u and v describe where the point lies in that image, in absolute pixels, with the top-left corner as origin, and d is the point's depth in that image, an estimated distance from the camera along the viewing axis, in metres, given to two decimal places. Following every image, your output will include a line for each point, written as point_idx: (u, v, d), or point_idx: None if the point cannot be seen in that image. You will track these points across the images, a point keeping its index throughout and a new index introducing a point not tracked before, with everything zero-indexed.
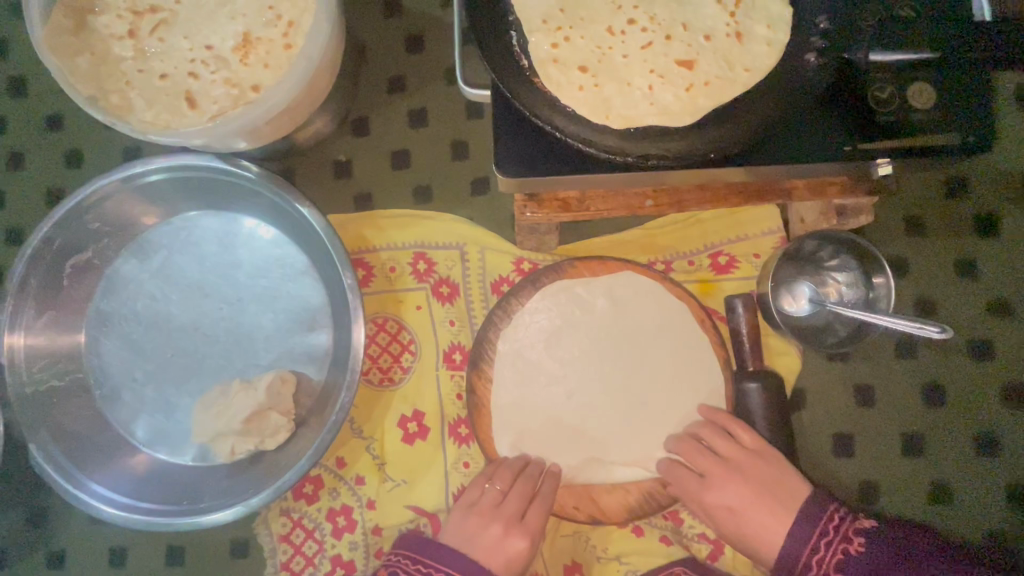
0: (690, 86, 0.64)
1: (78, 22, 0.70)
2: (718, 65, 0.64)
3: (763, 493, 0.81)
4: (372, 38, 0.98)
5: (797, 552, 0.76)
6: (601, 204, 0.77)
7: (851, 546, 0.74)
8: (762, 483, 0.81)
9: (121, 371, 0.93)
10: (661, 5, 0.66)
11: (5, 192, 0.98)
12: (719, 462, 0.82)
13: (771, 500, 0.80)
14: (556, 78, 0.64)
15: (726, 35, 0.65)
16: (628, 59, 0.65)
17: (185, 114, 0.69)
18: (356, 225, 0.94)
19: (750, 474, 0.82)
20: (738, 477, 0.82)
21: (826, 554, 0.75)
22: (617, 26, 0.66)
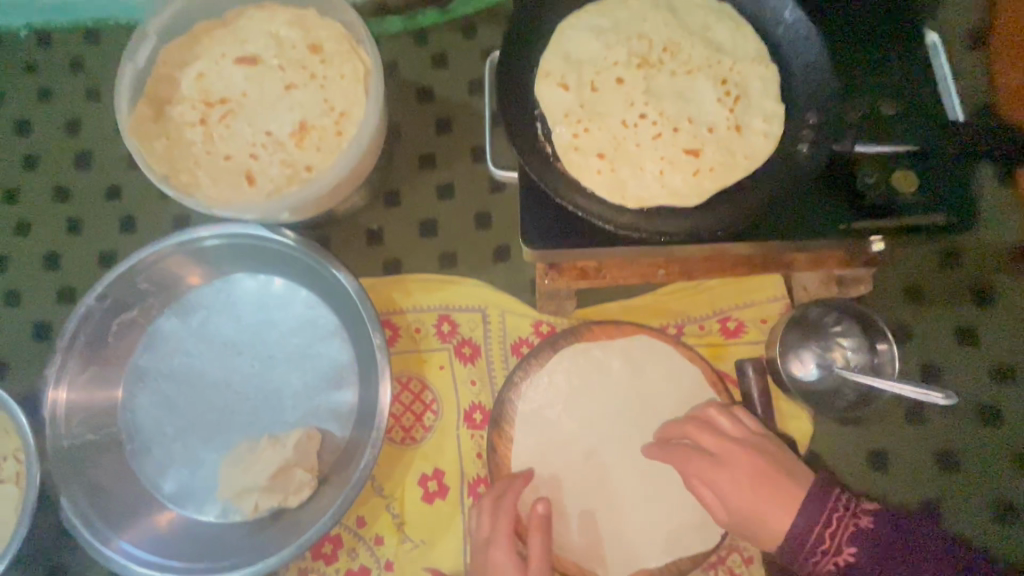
0: (696, 171, 0.71)
1: (157, 111, 0.80)
2: (721, 154, 0.72)
3: (771, 478, 0.76)
4: (406, 120, 1.09)
5: (812, 521, 0.72)
6: (617, 272, 0.84)
7: (857, 522, 0.71)
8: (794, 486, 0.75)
9: (153, 425, 0.97)
10: (669, 102, 0.75)
11: (62, 254, 1.06)
12: (716, 460, 0.78)
13: (789, 489, 0.75)
14: (577, 164, 0.72)
15: (728, 128, 0.73)
16: (640, 148, 0.73)
17: (245, 190, 0.78)
18: (385, 288, 1.01)
19: (761, 475, 0.76)
20: (754, 456, 0.78)
21: (836, 533, 0.71)
22: (630, 119, 0.74)
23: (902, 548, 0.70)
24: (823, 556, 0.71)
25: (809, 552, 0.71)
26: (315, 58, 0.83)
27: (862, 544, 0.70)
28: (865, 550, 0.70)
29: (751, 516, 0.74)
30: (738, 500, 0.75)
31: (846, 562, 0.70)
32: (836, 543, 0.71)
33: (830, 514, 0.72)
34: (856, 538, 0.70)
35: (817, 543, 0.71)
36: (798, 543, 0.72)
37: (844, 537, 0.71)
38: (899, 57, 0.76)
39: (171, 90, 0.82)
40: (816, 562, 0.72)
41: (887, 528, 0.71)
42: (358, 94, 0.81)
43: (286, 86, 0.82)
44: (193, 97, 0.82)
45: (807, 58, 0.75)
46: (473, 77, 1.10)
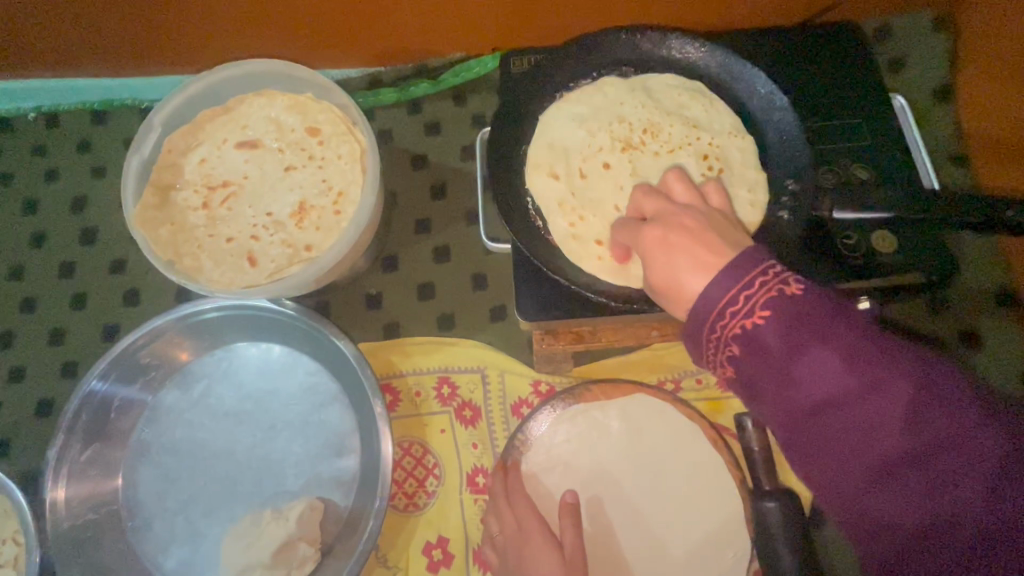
0: None
1: (161, 198, 0.84)
2: None
3: (703, 250, 0.57)
4: (402, 187, 1.12)
5: (726, 284, 0.52)
6: (612, 335, 0.86)
7: (789, 286, 0.51)
8: (720, 246, 0.57)
9: (154, 501, 0.96)
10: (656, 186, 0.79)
11: (65, 330, 1.08)
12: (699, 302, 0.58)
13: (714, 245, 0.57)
14: (577, 252, 0.76)
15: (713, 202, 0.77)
16: None
17: (247, 271, 0.80)
18: (385, 352, 1.02)
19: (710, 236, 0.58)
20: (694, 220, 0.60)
21: (755, 292, 0.51)
22: (621, 203, 0.79)
23: (822, 304, 0.50)
24: (786, 390, 0.49)
25: (784, 380, 0.49)
26: (314, 141, 0.87)
27: (828, 358, 0.48)
28: (779, 316, 0.50)
29: (710, 322, 0.53)
30: (712, 299, 0.53)
31: (852, 458, 0.47)
32: (751, 303, 0.51)
33: (752, 278, 0.52)
34: (772, 301, 0.51)
35: (788, 344, 0.49)
36: (756, 364, 0.51)
37: (760, 297, 0.51)
38: (871, 125, 0.81)
39: (176, 176, 0.85)
40: (799, 397, 0.49)
41: (811, 295, 0.51)
42: (354, 174, 0.85)
43: (287, 169, 0.86)
44: (196, 182, 0.85)
45: (782, 128, 0.79)
46: (465, 142, 1.14)
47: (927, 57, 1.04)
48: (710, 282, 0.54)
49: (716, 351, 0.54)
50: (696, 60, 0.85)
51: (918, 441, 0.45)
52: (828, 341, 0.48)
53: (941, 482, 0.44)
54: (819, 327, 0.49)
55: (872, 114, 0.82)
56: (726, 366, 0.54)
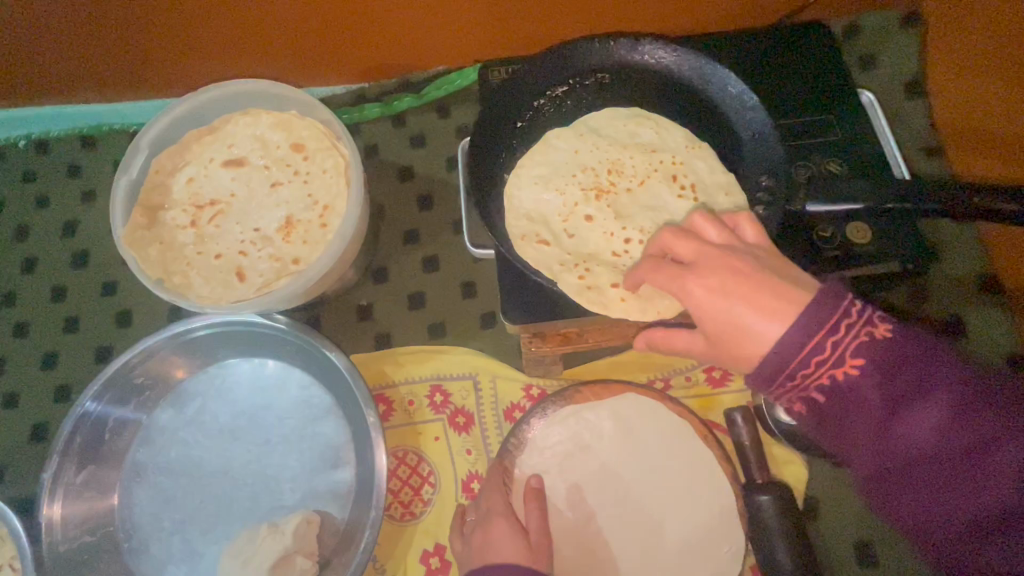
0: None
1: (150, 217, 0.85)
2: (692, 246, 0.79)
3: (764, 295, 0.58)
4: (389, 199, 1.14)
5: (807, 333, 0.54)
6: (598, 335, 0.87)
7: (877, 331, 0.54)
8: (777, 295, 0.58)
9: (151, 521, 0.96)
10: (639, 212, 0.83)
11: (59, 353, 1.09)
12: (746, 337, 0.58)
13: (774, 294, 0.58)
14: (598, 301, 0.76)
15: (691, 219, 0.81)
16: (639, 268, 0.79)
17: (236, 287, 0.82)
18: (377, 362, 1.03)
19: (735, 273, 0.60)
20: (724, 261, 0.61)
21: (842, 339, 0.54)
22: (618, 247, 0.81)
23: (924, 354, 0.53)
24: (876, 434, 0.54)
25: (877, 426, 0.53)
26: (299, 157, 0.89)
27: (931, 410, 0.51)
28: (875, 364, 0.53)
29: (792, 365, 0.55)
30: (786, 345, 0.55)
31: (934, 496, 0.52)
32: (840, 350, 0.54)
33: (832, 328, 0.54)
34: (863, 348, 0.53)
35: (882, 391, 0.53)
36: (843, 406, 0.55)
37: (850, 345, 0.54)
38: (840, 120, 0.83)
39: (164, 197, 0.87)
40: (888, 441, 0.53)
41: (908, 342, 0.54)
42: (339, 187, 0.86)
43: (273, 185, 0.87)
44: (184, 202, 0.87)
45: (755, 127, 0.81)
46: (449, 154, 1.16)
47: (897, 52, 1.06)
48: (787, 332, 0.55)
49: (790, 386, 0.56)
50: (669, 64, 0.87)
51: (1006, 492, 0.49)
52: (927, 396, 0.52)
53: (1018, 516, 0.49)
54: (916, 385, 0.52)
55: (839, 110, 0.84)
56: (801, 401, 0.57)
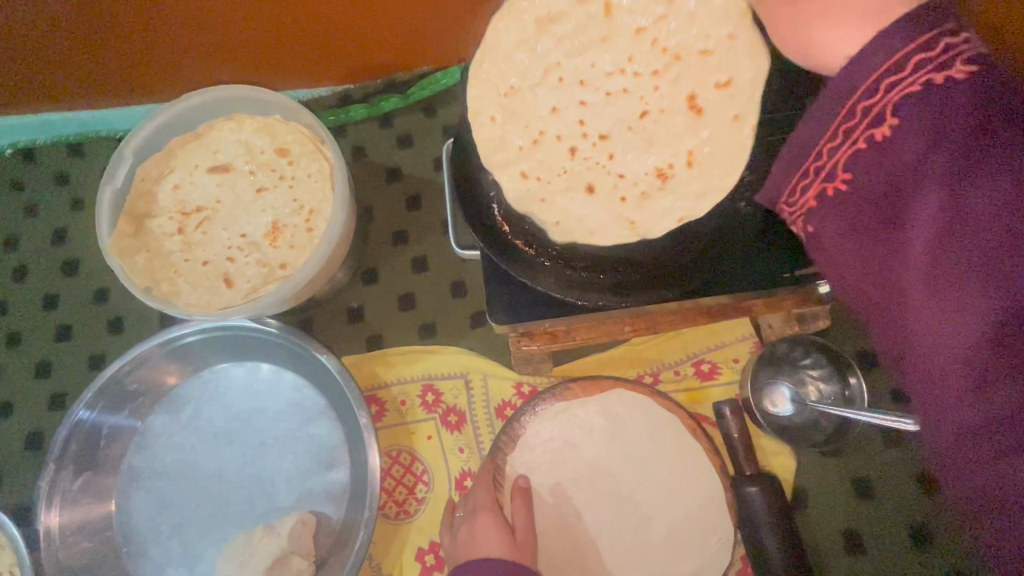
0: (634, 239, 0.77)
1: (136, 226, 0.85)
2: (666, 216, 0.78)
3: (871, 17, 0.50)
4: (377, 199, 1.14)
5: (872, 71, 0.44)
6: (585, 333, 0.88)
7: (953, 79, 0.42)
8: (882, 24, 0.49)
9: (150, 526, 0.97)
10: None
11: (52, 361, 1.09)
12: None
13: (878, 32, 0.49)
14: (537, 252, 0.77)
15: None
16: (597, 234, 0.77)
17: (223, 293, 0.82)
18: (369, 363, 1.04)
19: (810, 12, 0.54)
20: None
21: (904, 82, 0.43)
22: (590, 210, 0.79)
23: (1008, 119, 0.40)
24: (894, 210, 0.44)
25: (888, 218, 0.45)
26: (283, 161, 0.89)
27: (975, 187, 0.40)
28: (922, 122, 0.42)
29: (844, 122, 0.46)
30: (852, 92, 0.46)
31: (932, 302, 0.42)
32: (888, 100, 0.44)
33: (897, 74, 0.43)
34: (924, 99, 0.42)
35: (927, 149, 0.42)
36: (872, 168, 0.45)
37: (910, 91, 0.43)
38: None
39: (150, 204, 0.87)
40: (906, 222, 0.43)
41: (988, 107, 0.41)
42: (325, 191, 0.87)
43: (258, 190, 0.88)
44: (171, 209, 0.87)
45: None
46: (436, 153, 1.16)
47: None
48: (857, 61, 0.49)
49: (824, 161, 0.49)
50: None
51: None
52: (977, 169, 0.40)
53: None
54: (969, 152, 0.40)
55: None
56: (832, 160, 0.48)
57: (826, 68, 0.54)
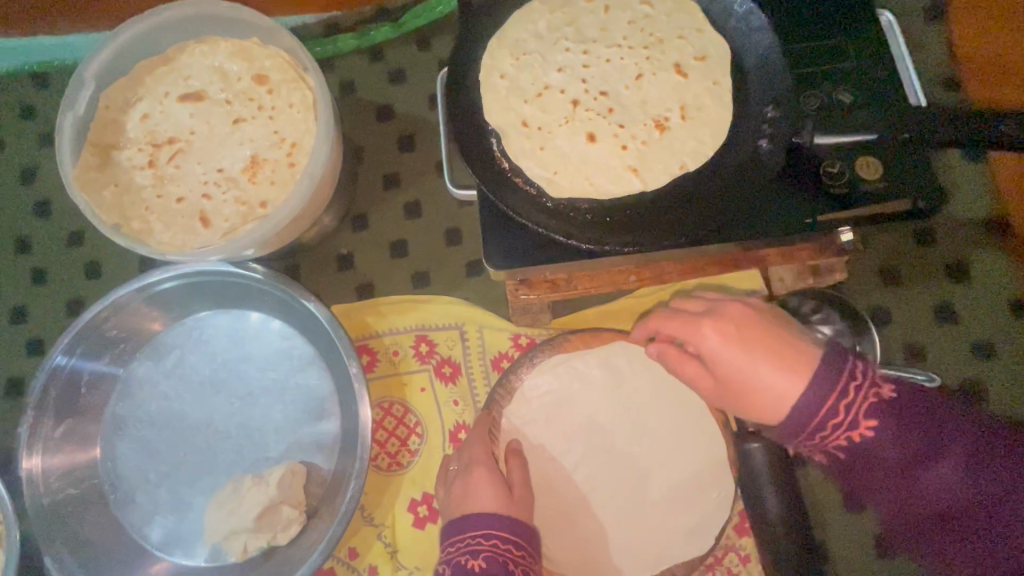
0: (635, 170, 0.71)
1: (103, 158, 0.78)
2: (670, 148, 0.72)
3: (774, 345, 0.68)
4: (367, 140, 1.07)
5: (820, 401, 0.63)
6: (587, 282, 0.83)
7: (882, 393, 0.64)
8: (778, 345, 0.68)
9: (135, 474, 0.94)
10: (632, 118, 0.74)
11: (28, 306, 1.04)
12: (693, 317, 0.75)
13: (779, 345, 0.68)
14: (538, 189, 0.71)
15: (678, 119, 0.73)
16: (596, 166, 0.71)
17: (200, 232, 0.76)
18: (359, 313, 0.99)
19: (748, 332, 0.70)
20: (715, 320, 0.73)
21: (855, 402, 0.63)
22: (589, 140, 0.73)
23: (924, 408, 0.63)
24: (900, 486, 0.64)
25: (896, 476, 0.64)
26: (262, 89, 0.81)
27: (939, 460, 0.62)
28: (886, 424, 0.63)
29: (818, 423, 0.64)
30: (810, 407, 0.64)
31: (957, 531, 0.62)
32: (853, 414, 0.63)
33: (842, 387, 0.63)
34: (874, 410, 0.63)
35: (900, 436, 0.63)
36: (869, 456, 0.64)
37: (863, 409, 0.63)
38: (855, 39, 0.75)
39: (117, 135, 0.80)
40: (913, 482, 0.63)
41: (908, 403, 0.64)
42: (307, 123, 0.79)
43: (235, 121, 0.80)
44: (140, 139, 0.80)
45: (761, 50, 0.73)
46: (431, 90, 1.08)
47: None
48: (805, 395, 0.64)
49: (817, 443, 0.66)
50: None
51: (996, 518, 0.60)
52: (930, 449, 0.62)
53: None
54: (920, 436, 0.62)
55: (856, 27, 0.75)
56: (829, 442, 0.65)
57: (761, 391, 0.68)
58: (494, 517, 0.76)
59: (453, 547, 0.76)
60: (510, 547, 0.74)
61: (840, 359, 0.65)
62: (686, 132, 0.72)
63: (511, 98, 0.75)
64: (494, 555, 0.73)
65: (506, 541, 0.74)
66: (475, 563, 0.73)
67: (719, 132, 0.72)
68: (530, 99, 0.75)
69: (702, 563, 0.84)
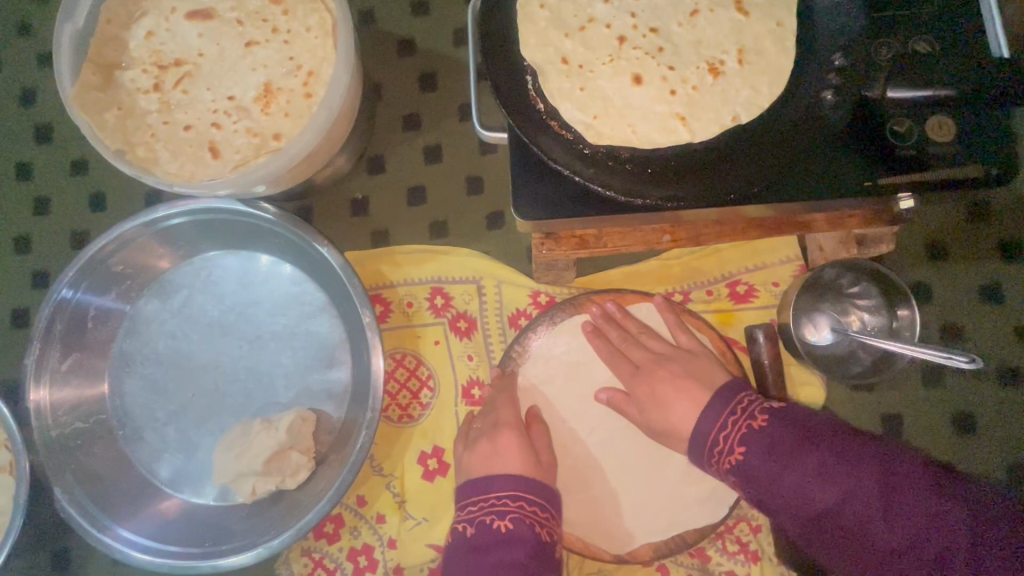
0: (682, 118, 0.65)
1: (105, 78, 0.73)
2: (721, 95, 0.65)
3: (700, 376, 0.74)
4: (386, 76, 0.99)
5: (707, 430, 0.70)
6: (618, 240, 0.78)
7: (755, 423, 0.68)
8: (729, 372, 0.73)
9: (143, 411, 0.93)
10: (684, 60, 0.67)
11: (31, 237, 1.00)
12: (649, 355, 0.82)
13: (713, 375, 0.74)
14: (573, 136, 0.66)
15: (733, 63, 0.66)
16: (635, 112, 0.65)
17: (208, 164, 0.71)
18: (374, 261, 0.95)
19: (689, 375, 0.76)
20: (669, 367, 0.78)
21: (731, 432, 0.68)
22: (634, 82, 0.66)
23: (793, 429, 0.66)
24: (785, 508, 0.63)
25: (779, 502, 0.64)
26: (276, 10, 0.74)
27: (806, 477, 0.62)
28: (755, 450, 0.65)
29: (709, 451, 0.70)
30: (705, 431, 0.70)
31: (848, 543, 0.60)
32: (732, 443, 0.68)
33: (727, 418, 0.69)
34: (747, 438, 0.67)
35: (768, 458, 0.65)
36: (750, 484, 0.66)
37: (736, 437, 0.68)
38: None
39: (121, 53, 0.74)
40: (792, 505, 0.63)
41: (779, 426, 0.66)
42: (326, 50, 0.73)
43: (247, 44, 0.74)
44: (144, 59, 0.74)
45: None
46: (457, 24, 1.00)
47: None
48: (699, 420, 0.71)
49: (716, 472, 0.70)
50: None
51: (873, 525, 0.59)
52: (797, 463, 0.63)
53: (925, 534, 0.56)
54: (785, 453, 0.64)
55: None
56: (720, 469, 0.69)
57: (679, 430, 0.74)
58: (521, 480, 0.75)
59: (476, 506, 0.76)
60: (535, 509, 0.74)
61: (725, 394, 0.72)
62: (742, 78, 0.65)
63: (550, 31, 0.68)
64: (520, 517, 0.73)
65: (531, 503, 0.75)
66: (503, 524, 0.73)
67: (784, 82, 0.65)
68: (572, 34, 0.68)
69: (714, 531, 0.83)
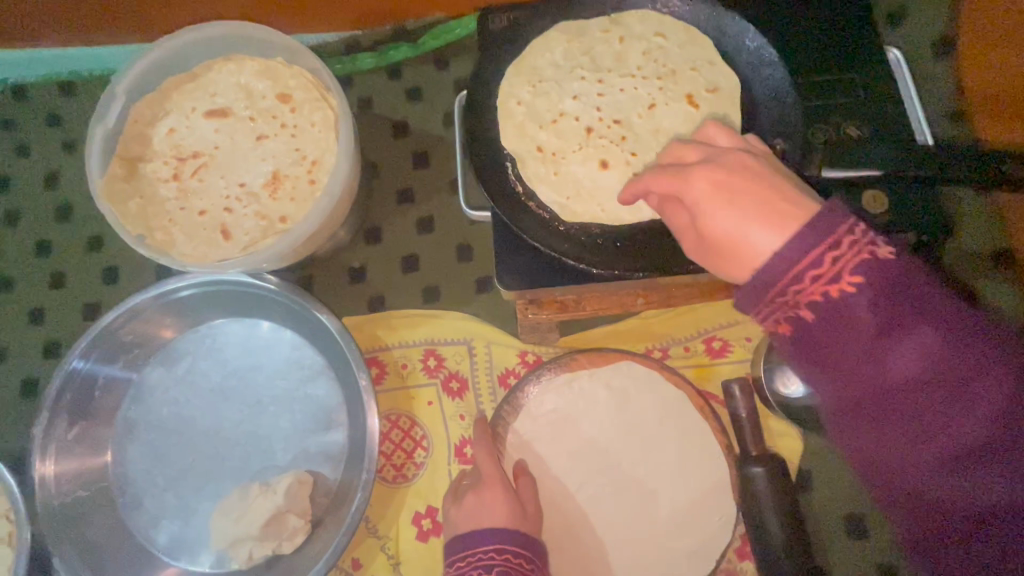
0: None
1: (129, 170, 0.81)
2: None
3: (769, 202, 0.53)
4: (382, 155, 1.09)
5: (772, 279, 0.50)
6: (596, 304, 0.85)
7: (805, 299, 0.50)
8: None
9: (143, 478, 0.95)
10: (645, 145, 0.76)
11: (46, 309, 1.06)
12: None
13: None
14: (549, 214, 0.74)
15: None
16: (601, 194, 0.74)
17: (220, 245, 0.78)
18: (370, 325, 1.01)
19: None
20: None
21: (778, 312, 0.52)
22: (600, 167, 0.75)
23: (880, 294, 0.49)
24: (838, 366, 0.51)
25: (829, 366, 0.52)
26: (285, 107, 0.84)
27: (888, 357, 0.49)
28: (802, 332, 0.52)
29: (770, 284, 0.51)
30: (762, 288, 0.52)
31: (900, 413, 0.50)
32: (774, 322, 0.53)
33: (800, 266, 0.50)
34: (796, 323, 0.52)
35: (818, 343, 0.51)
36: (803, 321, 0.51)
37: (779, 322, 0.52)
38: (861, 76, 0.78)
39: (144, 147, 0.83)
40: (859, 371, 0.50)
41: (863, 294, 0.49)
42: (328, 141, 0.82)
43: (258, 137, 0.83)
44: (166, 153, 0.82)
45: (771, 85, 0.77)
46: (446, 109, 1.10)
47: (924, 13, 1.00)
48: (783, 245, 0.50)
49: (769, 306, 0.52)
50: (683, 14, 0.82)
51: (999, 422, 0.48)
52: (871, 336, 0.49)
53: (1006, 455, 0.47)
54: (851, 332, 0.50)
55: (865, 65, 0.78)
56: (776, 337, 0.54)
57: None
58: (506, 533, 0.77)
59: (462, 561, 0.78)
60: (520, 562, 0.77)
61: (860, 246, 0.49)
62: None
63: (527, 124, 0.77)
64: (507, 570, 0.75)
65: (517, 556, 0.77)
66: None
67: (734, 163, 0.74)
68: (545, 126, 0.78)
69: None
